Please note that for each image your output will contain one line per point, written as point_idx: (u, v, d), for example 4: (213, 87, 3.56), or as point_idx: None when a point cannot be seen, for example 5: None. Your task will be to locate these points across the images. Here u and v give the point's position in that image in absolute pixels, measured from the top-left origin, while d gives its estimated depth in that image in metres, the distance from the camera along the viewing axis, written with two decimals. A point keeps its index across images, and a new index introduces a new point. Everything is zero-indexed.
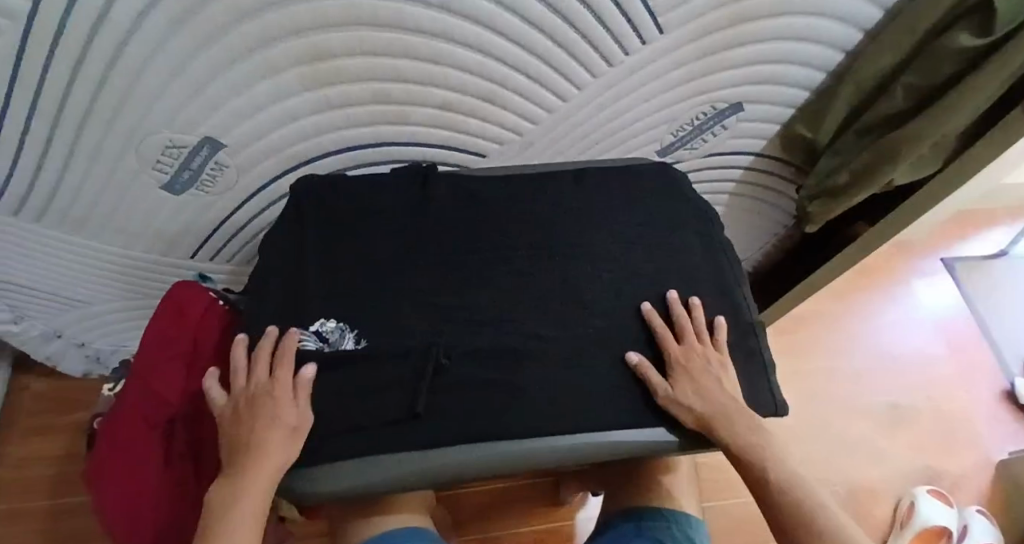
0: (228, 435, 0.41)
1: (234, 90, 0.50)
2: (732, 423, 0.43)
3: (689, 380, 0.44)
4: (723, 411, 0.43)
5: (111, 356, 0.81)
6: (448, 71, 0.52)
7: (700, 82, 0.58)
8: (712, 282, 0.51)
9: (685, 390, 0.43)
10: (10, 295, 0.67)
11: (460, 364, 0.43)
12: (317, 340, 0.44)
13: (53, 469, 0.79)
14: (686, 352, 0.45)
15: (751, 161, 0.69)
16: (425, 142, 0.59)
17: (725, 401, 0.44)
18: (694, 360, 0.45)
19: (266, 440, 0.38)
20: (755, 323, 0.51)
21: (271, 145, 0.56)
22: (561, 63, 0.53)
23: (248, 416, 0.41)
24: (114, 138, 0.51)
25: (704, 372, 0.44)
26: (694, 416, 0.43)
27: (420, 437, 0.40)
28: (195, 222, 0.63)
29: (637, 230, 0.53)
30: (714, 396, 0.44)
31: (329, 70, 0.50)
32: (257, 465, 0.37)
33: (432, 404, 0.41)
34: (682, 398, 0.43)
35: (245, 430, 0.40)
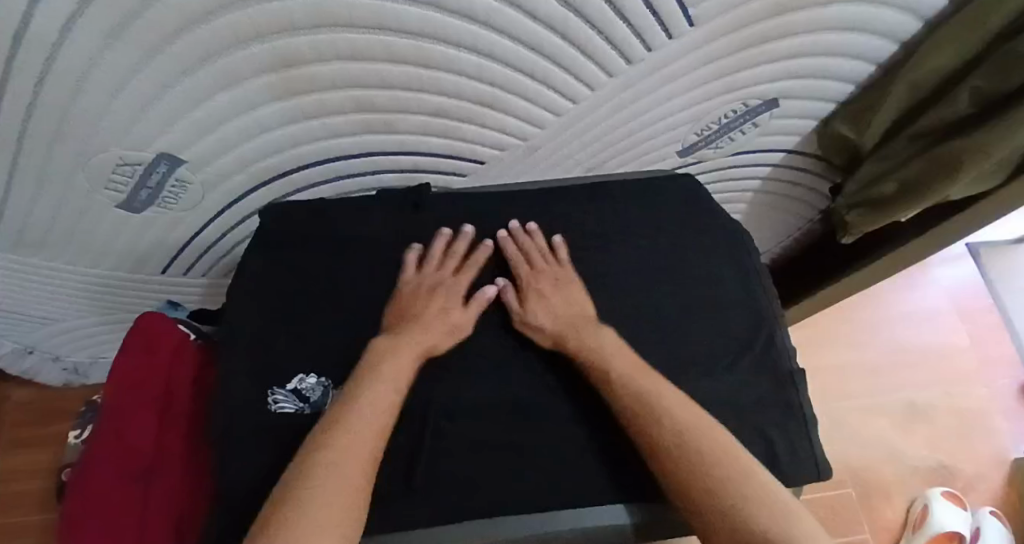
0: (400, 308, 0.43)
1: (189, 104, 0.42)
2: (582, 332, 0.41)
3: (533, 296, 0.43)
4: (568, 323, 0.41)
5: (91, 367, 0.76)
6: (441, 75, 0.44)
7: (732, 79, 0.50)
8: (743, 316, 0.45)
9: (540, 303, 0.42)
10: None
11: (460, 423, 0.38)
12: (295, 401, 0.40)
13: (43, 485, 0.76)
14: (565, 270, 0.46)
15: (781, 158, 0.62)
16: (417, 150, 0.52)
17: (574, 316, 0.42)
18: (541, 279, 0.44)
19: (430, 328, 0.40)
20: (797, 373, 0.44)
21: (240, 158, 0.49)
22: (572, 63, 0.45)
23: (425, 295, 0.43)
24: (57, 160, 0.45)
25: (552, 290, 0.43)
26: (544, 335, 0.41)
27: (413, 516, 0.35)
28: (162, 239, 0.57)
29: (658, 256, 0.47)
30: (561, 308, 0.43)
31: (299, 78, 0.42)
32: (413, 345, 0.39)
33: (428, 475, 0.36)
34: (534, 309, 0.42)
35: (420, 312, 0.42)
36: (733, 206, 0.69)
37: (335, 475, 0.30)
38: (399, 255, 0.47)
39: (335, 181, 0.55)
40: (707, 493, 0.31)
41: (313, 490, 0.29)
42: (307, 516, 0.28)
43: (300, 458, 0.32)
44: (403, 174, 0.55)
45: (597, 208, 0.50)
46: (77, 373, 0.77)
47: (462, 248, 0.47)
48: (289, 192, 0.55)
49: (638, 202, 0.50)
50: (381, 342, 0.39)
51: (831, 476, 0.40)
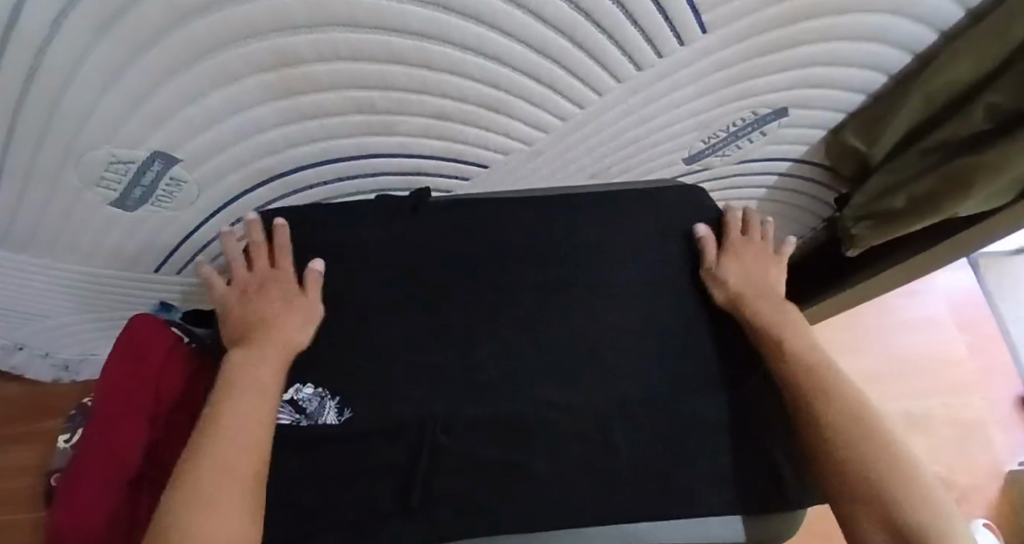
0: (250, 304, 0.43)
1: (184, 102, 0.41)
2: (758, 302, 0.46)
3: (734, 260, 0.48)
4: (750, 288, 0.47)
5: (81, 364, 0.75)
6: (445, 78, 0.43)
7: (741, 87, 0.49)
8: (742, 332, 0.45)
9: (737, 265, 0.48)
10: None
11: (460, 438, 0.40)
12: (293, 413, 0.40)
13: (30, 482, 0.75)
14: (745, 241, 0.49)
15: (789, 166, 0.61)
16: (418, 152, 0.51)
17: (761, 286, 0.48)
18: (750, 247, 0.49)
19: (281, 318, 0.41)
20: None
21: (237, 157, 0.48)
22: (581, 68, 0.44)
23: (262, 291, 0.44)
24: (47, 157, 0.43)
25: (751, 259, 0.49)
26: (727, 293, 0.47)
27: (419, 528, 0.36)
28: (155, 237, 0.55)
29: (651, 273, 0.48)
30: (756, 277, 0.48)
31: (298, 78, 0.41)
32: (272, 353, 0.39)
33: (430, 490, 0.37)
34: (727, 267, 0.47)
35: (261, 308, 0.42)
36: (737, 213, 0.68)
37: (218, 478, 0.30)
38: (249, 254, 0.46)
39: (333, 182, 0.53)
40: (839, 464, 0.35)
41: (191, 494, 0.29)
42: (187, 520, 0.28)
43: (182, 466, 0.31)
44: (404, 177, 0.54)
45: (599, 218, 0.49)
46: (66, 369, 0.75)
47: (260, 236, 0.45)
48: (286, 192, 0.54)
49: (646, 213, 0.50)
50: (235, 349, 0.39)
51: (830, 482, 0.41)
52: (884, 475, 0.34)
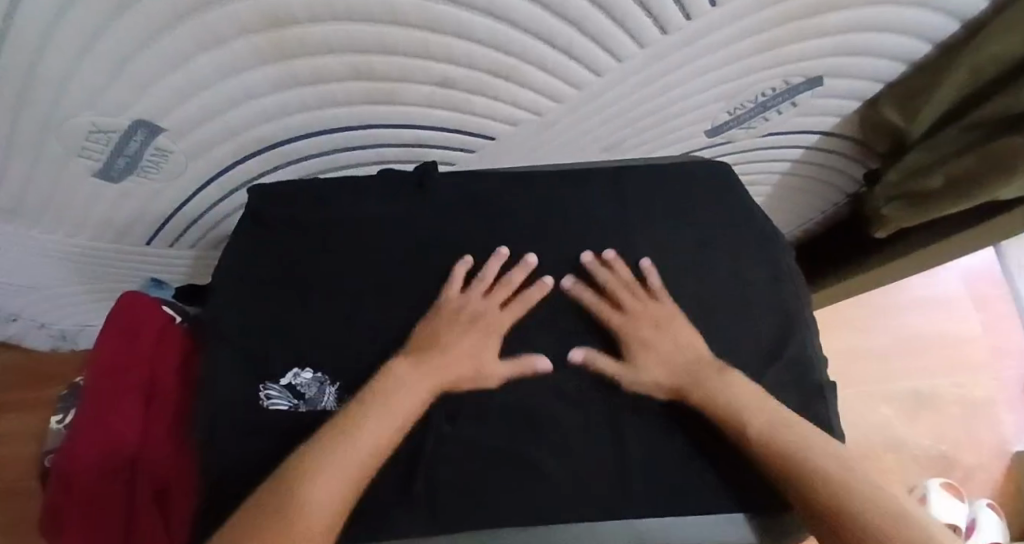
0: (428, 331, 0.39)
1: (166, 66, 0.37)
2: (706, 377, 0.37)
3: (642, 350, 0.39)
4: (687, 366, 0.38)
5: (79, 334, 0.73)
6: (450, 42, 0.39)
7: (774, 53, 0.45)
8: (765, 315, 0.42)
9: (645, 350, 0.39)
10: None
11: (467, 426, 0.36)
12: (289, 398, 0.38)
13: (35, 450, 0.75)
14: (633, 320, 0.40)
15: (817, 139, 0.57)
16: (422, 123, 0.47)
17: (693, 362, 0.38)
18: (642, 327, 0.40)
19: (456, 336, 0.38)
20: (825, 383, 0.40)
21: (226, 126, 0.44)
22: (601, 32, 0.40)
23: (460, 317, 0.40)
24: (21, 125, 0.40)
25: (659, 335, 0.40)
26: (658, 389, 0.37)
27: (423, 517, 0.33)
28: (144, 208, 0.53)
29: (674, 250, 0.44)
30: (681, 353, 0.39)
31: (290, 40, 0.37)
32: (438, 372, 0.37)
33: (434, 479, 0.34)
34: (642, 352, 0.39)
35: (445, 334, 0.39)
36: (757, 188, 0.65)
37: (338, 470, 0.30)
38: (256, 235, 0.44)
39: (331, 153, 0.50)
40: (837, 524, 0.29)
41: (311, 479, 0.28)
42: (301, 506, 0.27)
43: (303, 451, 0.31)
44: (406, 149, 0.50)
45: (616, 196, 0.46)
46: (65, 339, 0.74)
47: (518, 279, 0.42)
48: (281, 164, 0.50)
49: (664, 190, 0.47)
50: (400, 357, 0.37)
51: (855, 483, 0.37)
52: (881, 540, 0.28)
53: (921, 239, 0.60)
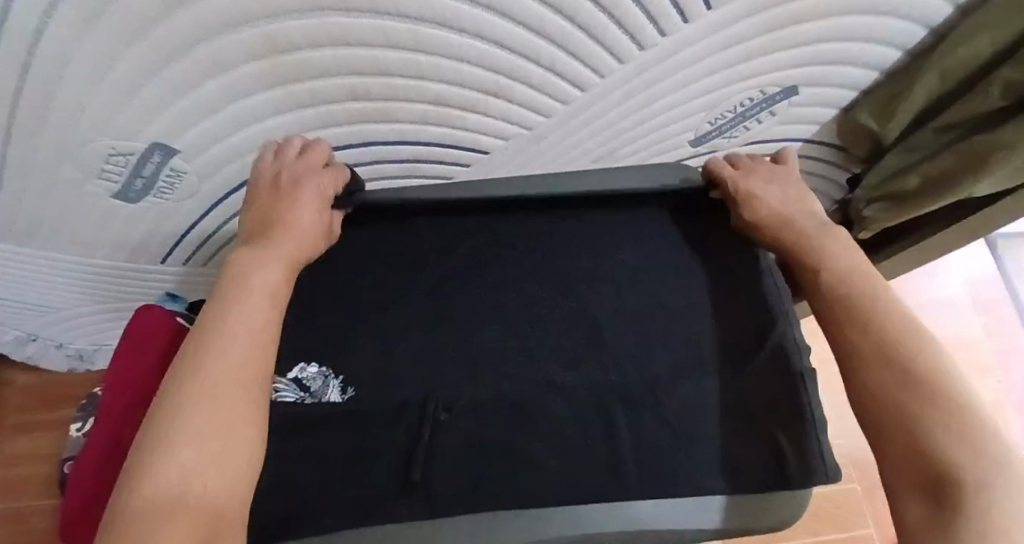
0: (258, 211, 0.40)
1: (179, 90, 0.41)
2: (796, 223, 0.42)
3: (753, 197, 0.44)
4: (784, 214, 0.43)
5: (94, 354, 0.76)
6: (441, 62, 0.42)
7: (748, 65, 0.48)
8: (737, 304, 0.43)
9: (755, 198, 0.44)
10: None
11: (464, 418, 0.37)
12: (296, 390, 0.39)
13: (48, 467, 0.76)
14: (751, 173, 0.46)
15: (799, 147, 0.60)
16: (418, 140, 0.50)
17: (797, 209, 0.43)
18: (750, 183, 0.45)
19: (292, 220, 0.40)
20: (803, 370, 0.39)
21: (234, 146, 0.47)
22: (581, 50, 0.43)
23: (290, 184, 0.41)
24: (46, 147, 0.43)
25: (766, 187, 0.45)
26: (762, 235, 0.43)
27: (419, 507, 0.34)
28: (159, 228, 0.56)
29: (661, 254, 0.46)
30: (782, 203, 0.43)
31: (292, 64, 0.40)
32: (286, 248, 0.38)
33: (430, 471, 0.35)
34: (753, 198, 0.44)
35: (268, 207, 0.40)
36: None
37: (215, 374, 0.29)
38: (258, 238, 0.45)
39: None
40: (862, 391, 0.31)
41: (193, 398, 0.28)
42: (196, 419, 0.27)
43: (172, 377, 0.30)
44: (405, 165, 0.53)
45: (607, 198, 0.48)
46: (81, 359, 0.77)
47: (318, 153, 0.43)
48: None
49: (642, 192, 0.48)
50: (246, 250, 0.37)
51: (837, 478, 0.36)
52: (904, 409, 0.29)
53: (919, 234, 0.61)
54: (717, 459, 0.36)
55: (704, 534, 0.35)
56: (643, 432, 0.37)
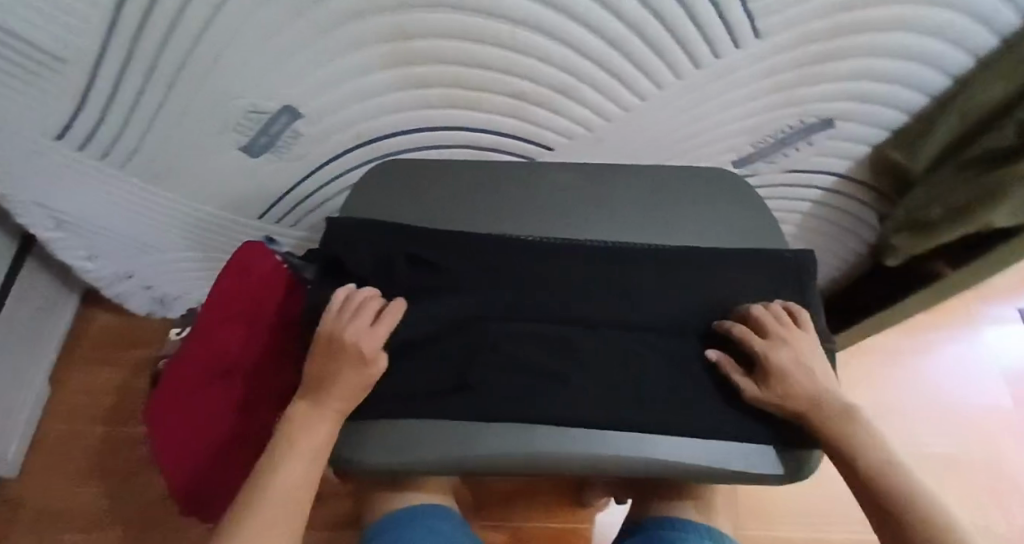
0: (313, 366, 0.41)
1: (315, 63, 0.50)
2: (823, 407, 0.40)
3: (790, 378, 0.40)
4: (813, 395, 0.40)
5: (174, 302, 0.86)
6: (527, 60, 0.51)
7: (789, 95, 0.55)
8: (773, 285, 0.47)
9: (790, 378, 0.40)
10: (96, 235, 0.73)
11: (509, 343, 0.43)
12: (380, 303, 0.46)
13: (112, 400, 0.89)
14: (780, 346, 0.41)
15: (832, 182, 0.66)
16: (496, 129, 0.60)
17: (821, 388, 0.41)
18: (777, 354, 0.41)
19: (341, 378, 0.40)
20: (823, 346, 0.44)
21: (344, 117, 0.57)
22: (644, 62, 0.51)
23: (342, 354, 0.40)
24: (201, 100, 0.54)
25: (795, 364, 0.41)
26: (792, 410, 0.40)
27: (469, 408, 0.40)
28: (266, 183, 0.66)
29: (715, 236, 0.49)
30: (810, 381, 0.41)
31: (409, 50, 0.49)
32: (333, 409, 0.40)
33: (482, 380, 0.41)
34: (785, 374, 0.40)
35: (322, 372, 0.40)
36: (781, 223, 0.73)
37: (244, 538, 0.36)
38: (362, 184, 0.53)
39: (421, 149, 0.63)
40: None
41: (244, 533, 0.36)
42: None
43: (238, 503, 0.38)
44: (479, 150, 0.63)
45: (667, 186, 0.52)
46: (161, 305, 0.87)
47: (371, 307, 0.43)
48: (382, 155, 0.63)
49: (686, 178, 0.52)
50: (301, 402, 0.41)
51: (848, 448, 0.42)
52: None
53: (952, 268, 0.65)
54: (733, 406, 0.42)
55: (706, 471, 0.40)
56: (667, 374, 0.42)
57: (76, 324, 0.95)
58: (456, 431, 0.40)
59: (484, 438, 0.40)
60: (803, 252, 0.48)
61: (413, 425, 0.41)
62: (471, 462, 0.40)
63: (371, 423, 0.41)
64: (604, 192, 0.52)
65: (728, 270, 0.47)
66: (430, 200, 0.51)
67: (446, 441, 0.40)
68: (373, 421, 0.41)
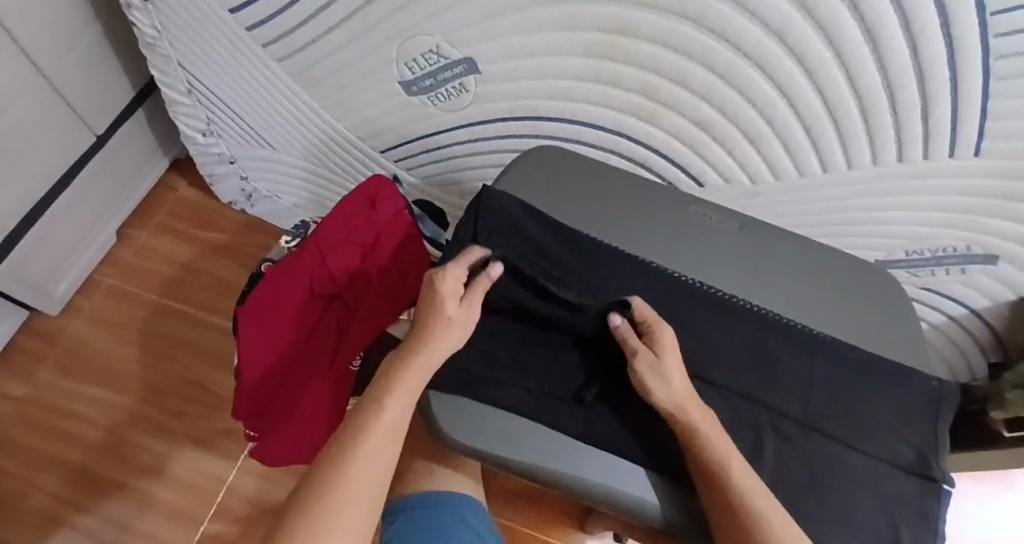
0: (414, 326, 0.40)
1: (519, 29, 0.49)
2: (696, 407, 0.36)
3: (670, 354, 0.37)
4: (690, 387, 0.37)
5: (261, 199, 0.89)
6: (732, 95, 0.48)
7: (970, 219, 0.52)
8: (915, 412, 0.43)
9: (665, 365, 0.36)
10: (225, 113, 0.74)
11: None
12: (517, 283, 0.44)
13: (172, 272, 0.91)
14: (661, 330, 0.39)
15: (963, 314, 0.65)
16: (660, 149, 0.57)
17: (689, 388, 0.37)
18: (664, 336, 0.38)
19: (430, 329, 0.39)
20: (943, 483, 0.40)
21: (517, 88, 0.56)
22: (848, 137, 0.48)
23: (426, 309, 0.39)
24: (389, 26, 0.52)
25: (673, 354, 0.37)
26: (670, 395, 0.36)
27: (579, 422, 0.39)
28: (406, 122, 0.64)
29: (864, 336, 0.47)
30: (680, 376, 0.37)
31: (620, 46, 0.47)
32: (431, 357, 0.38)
33: (600, 397, 0.40)
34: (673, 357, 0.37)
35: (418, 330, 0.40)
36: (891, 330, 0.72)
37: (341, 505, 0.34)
38: (522, 161, 0.51)
39: (572, 141, 0.61)
40: None
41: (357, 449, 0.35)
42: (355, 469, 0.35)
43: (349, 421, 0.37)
44: (630, 163, 0.61)
45: (827, 263, 0.49)
46: (247, 198, 0.90)
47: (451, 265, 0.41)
48: (529, 135, 0.61)
49: (842, 265, 0.49)
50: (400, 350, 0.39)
51: None
52: None
53: None
54: (837, 518, 0.38)
55: None
56: (783, 464, 0.39)
57: (159, 187, 0.96)
58: (538, 434, 0.39)
59: (563, 452, 0.38)
60: (948, 384, 0.44)
61: (498, 414, 0.39)
62: (544, 471, 0.38)
63: (458, 399, 0.40)
64: (759, 255, 0.49)
65: (875, 376, 0.43)
66: (588, 202, 0.49)
67: (527, 439, 0.38)
68: (462, 399, 0.40)
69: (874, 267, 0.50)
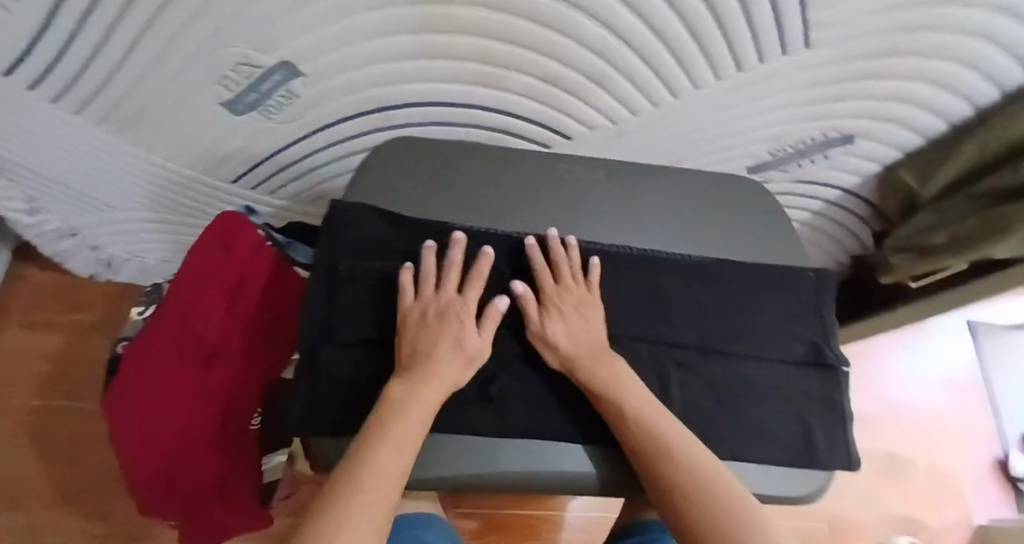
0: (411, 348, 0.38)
1: (322, 23, 0.43)
2: (597, 359, 0.38)
3: (559, 318, 0.39)
4: (592, 346, 0.39)
5: (124, 263, 0.80)
6: (568, 42, 0.45)
7: (821, 108, 0.53)
8: (804, 306, 0.44)
9: (569, 332, 0.39)
10: (43, 185, 0.65)
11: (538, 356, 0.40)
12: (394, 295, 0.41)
13: (48, 369, 0.82)
14: (558, 290, 0.40)
15: (838, 196, 0.68)
16: (515, 112, 0.55)
17: (593, 343, 0.39)
18: (565, 299, 0.40)
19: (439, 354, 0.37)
20: (839, 367, 0.43)
21: (348, 82, 0.51)
22: (686, 59, 0.47)
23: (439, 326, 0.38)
24: (180, 51, 0.46)
25: (574, 313, 0.40)
26: (558, 354, 0.38)
27: (492, 422, 0.37)
28: (248, 143, 0.59)
29: (748, 249, 0.47)
30: (583, 332, 0.39)
31: (440, 16, 0.43)
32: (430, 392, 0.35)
33: (506, 390, 0.39)
34: (565, 321, 0.39)
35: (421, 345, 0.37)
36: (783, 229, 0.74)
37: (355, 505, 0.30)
38: (372, 162, 0.47)
39: (425, 124, 0.58)
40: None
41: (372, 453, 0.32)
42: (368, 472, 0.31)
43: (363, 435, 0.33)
44: (491, 130, 0.58)
45: (696, 188, 0.49)
46: (108, 266, 0.82)
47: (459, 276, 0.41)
48: (378, 127, 0.58)
49: (708, 184, 0.49)
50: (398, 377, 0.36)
51: (861, 468, 0.41)
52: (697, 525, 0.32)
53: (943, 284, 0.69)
54: (757, 432, 0.39)
55: None
56: (697, 396, 0.40)
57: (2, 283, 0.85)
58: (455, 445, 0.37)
59: (482, 452, 0.37)
60: (824, 270, 0.46)
61: None
62: (466, 480, 0.36)
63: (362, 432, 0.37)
64: (632, 196, 0.48)
65: (762, 286, 0.44)
66: (451, 186, 0.47)
67: (445, 450, 0.37)
68: None
69: (742, 179, 0.51)
